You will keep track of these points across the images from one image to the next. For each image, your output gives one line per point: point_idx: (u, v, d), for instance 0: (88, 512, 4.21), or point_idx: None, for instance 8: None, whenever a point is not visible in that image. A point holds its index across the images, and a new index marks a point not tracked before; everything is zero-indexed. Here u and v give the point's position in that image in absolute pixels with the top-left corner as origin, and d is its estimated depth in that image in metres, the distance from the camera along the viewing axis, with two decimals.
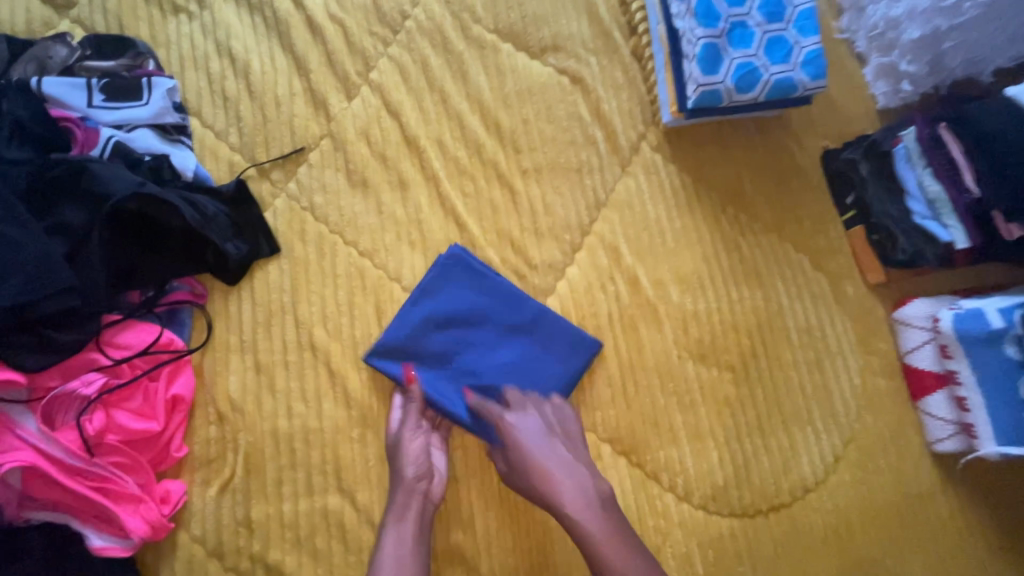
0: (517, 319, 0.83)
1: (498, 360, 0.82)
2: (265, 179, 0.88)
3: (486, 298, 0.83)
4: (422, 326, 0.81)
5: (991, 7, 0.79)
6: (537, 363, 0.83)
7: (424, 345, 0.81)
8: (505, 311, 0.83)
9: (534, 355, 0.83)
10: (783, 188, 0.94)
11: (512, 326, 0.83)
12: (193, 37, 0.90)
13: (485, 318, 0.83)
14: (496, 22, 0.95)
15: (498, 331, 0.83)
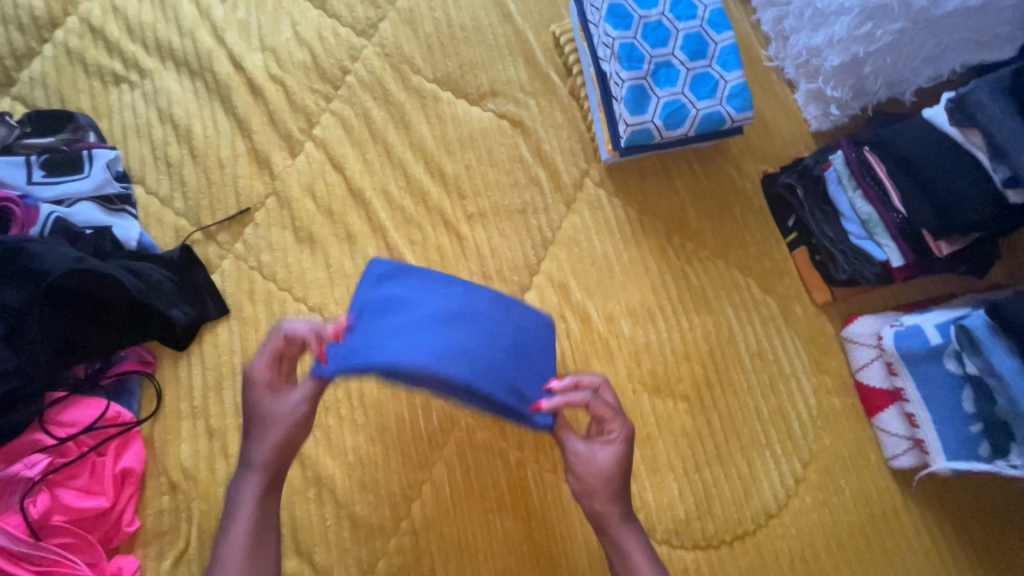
0: (446, 308, 0.64)
1: (454, 347, 0.60)
2: (212, 241, 0.88)
3: (407, 290, 0.67)
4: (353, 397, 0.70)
5: (901, 33, 0.82)
6: (503, 341, 0.64)
7: None
8: (435, 288, 0.67)
9: (498, 339, 0.64)
10: (726, 214, 0.96)
11: (448, 316, 0.63)
12: (135, 106, 0.92)
13: (402, 322, 0.63)
14: (435, 71, 0.98)
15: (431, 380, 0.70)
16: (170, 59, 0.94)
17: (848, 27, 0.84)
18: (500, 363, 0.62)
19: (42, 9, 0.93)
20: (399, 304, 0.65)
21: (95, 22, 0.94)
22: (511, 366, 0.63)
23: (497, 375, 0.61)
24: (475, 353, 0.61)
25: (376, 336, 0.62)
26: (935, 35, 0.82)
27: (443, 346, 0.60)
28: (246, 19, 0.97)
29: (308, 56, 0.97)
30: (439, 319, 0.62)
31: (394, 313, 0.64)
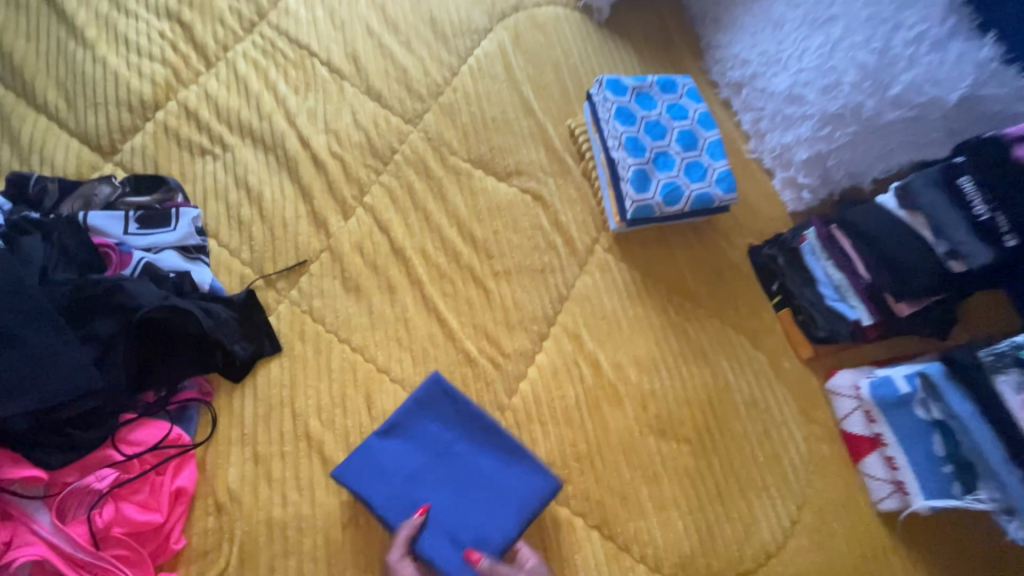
0: (457, 459, 0.86)
1: (442, 499, 0.83)
2: (272, 288, 1.01)
3: (441, 424, 0.88)
4: (381, 467, 0.84)
5: (856, 135, 1.00)
6: (487, 517, 0.82)
7: (382, 483, 0.83)
8: (465, 432, 0.88)
9: (486, 502, 0.83)
10: (718, 279, 1.10)
11: (457, 469, 0.85)
12: (216, 174, 1.08)
13: (417, 463, 0.85)
14: (469, 153, 1.16)
15: (436, 472, 0.85)
16: (249, 136, 1.12)
17: (812, 129, 1.04)
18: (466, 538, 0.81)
19: (148, 95, 1.12)
20: (426, 446, 0.86)
21: (190, 106, 1.13)
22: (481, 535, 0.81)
23: (464, 539, 0.81)
24: (449, 509, 0.83)
25: (395, 463, 0.84)
26: (885, 138, 1.00)
27: (429, 491, 0.84)
28: (314, 108, 1.17)
29: (364, 137, 1.15)
30: (449, 471, 0.85)
31: (422, 446, 0.86)
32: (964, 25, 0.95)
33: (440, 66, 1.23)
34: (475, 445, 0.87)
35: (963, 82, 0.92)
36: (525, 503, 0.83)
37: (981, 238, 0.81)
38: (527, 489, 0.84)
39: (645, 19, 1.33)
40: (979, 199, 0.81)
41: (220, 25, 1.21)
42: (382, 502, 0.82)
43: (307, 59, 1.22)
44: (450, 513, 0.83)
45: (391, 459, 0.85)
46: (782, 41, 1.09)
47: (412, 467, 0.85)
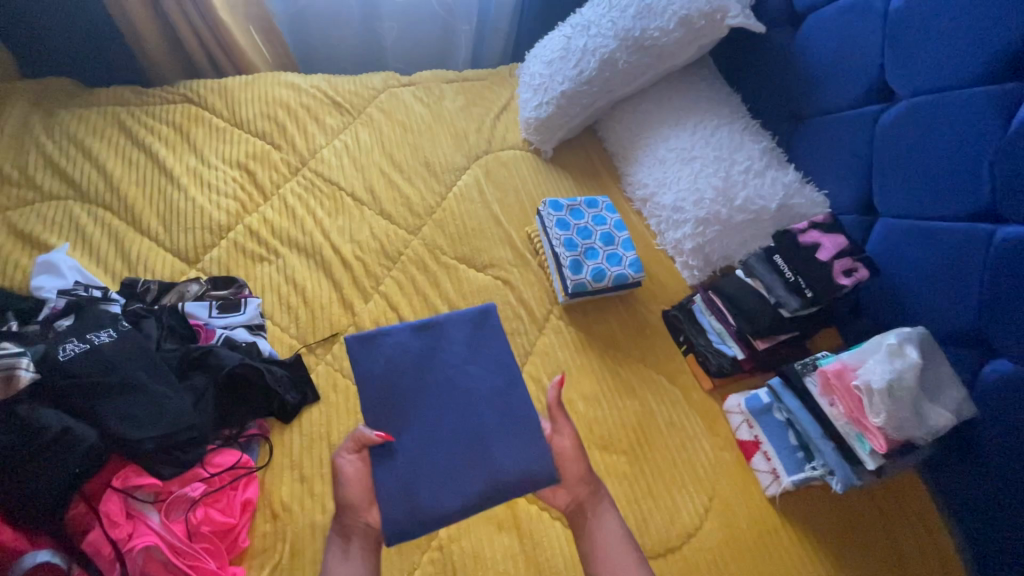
0: (464, 389, 1.15)
1: (432, 411, 1.12)
2: (313, 353, 1.37)
3: (461, 354, 1.19)
4: (392, 367, 1.15)
5: (720, 231, 1.48)
6: (457, 439, 1.10)
7: (386, 377, 1.13)
8: (478, 377, 1.17)
9: (460, 435, 1.10)
10: (641, 334, 1.49)
11: (454, 397, 1.14)
12: (271, 273, 1.49)
13: (418, 367, 1.16)
14: (456, 252, 1.60)
15: (438, 384, 1.15)
16: (295, 246, 1.55)
17: (691, 229, 1.51)
18: (435, 450, 1.08)
19: (223, 220, 1.56)
20: (433, 359, 1.18)
21: (253, 227, 1.56)
22: (441, 451, 1.08)
23: (431, 448, 1.08)
24: (431, 419, 1.11)
25: (407, 365, 1.16)
26: (738, 232, 1.47)
27: (424, 399, 1.13)
28: (343, 226, 1.62)
29: (379, 244, 1.59)
30: (442, 388, 1.14)
31: (433, 353, 1.18)
32: (773, 160, 1.49)
33: (433, 193, 1.72)
34: (479, 384, 1.16)
35: (777, 196, 1.43)
36: (505, 472, 1.08)
37: (792, 292, 1.23)
38: (511, 460, 1.09)
39: (578, 155, 1.87)
40: (787, 267, 1.25)
41: (275, 171, 1.70)
42: (377, 389, 1.12)
43: (337, 192, 1.69)
44: (430, 427, 1.10)
45: (402, 363, 1.16)
46: (666, 172, 1.59)
47: (418, 376, 1.15)
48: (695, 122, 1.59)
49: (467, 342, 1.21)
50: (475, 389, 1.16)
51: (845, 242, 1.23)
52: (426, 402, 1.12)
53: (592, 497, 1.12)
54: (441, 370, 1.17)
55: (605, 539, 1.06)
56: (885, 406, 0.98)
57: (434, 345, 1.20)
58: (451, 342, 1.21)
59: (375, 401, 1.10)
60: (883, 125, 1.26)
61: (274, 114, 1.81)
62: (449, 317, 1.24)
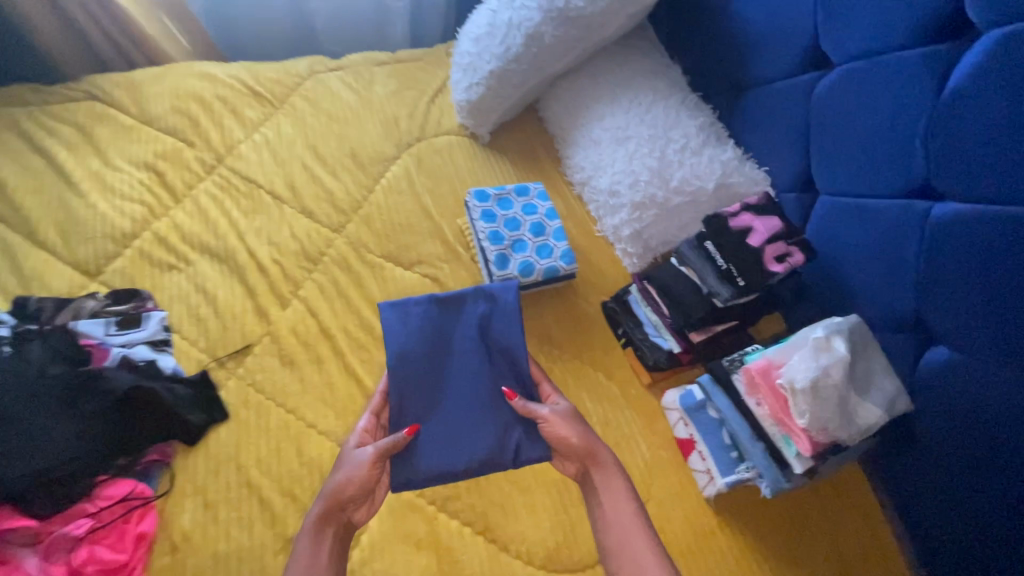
0: (481, 364, 1.18)
1: (451, 385, 1.16)
2: (223, 367, 1.28)
3: (483, 330, 1.21)
4: (417, 338, 1.17)
5: (657, 215, 1.38)
6: (468, 414, 1.14)
7: (411, 348, 1.16)
8: (495, 353, 1.20)
9: (471, 413, 1.14)
10: (578, 326, 1.40)
11: (469, 373, 1.17)
12: (181, 283, 1.39)
13: (439, 341, 1.19)
14: (382, 250, 1.50)
15: (458, 359, 1.18)
16: (208, 252, 1.45)
17: (628, 214, 1.41)
18: (447, 423, 1.13)
19: (128, 227, 1.45)
20: (455, 334, 1.20)
21: (161, 234, 1.46)
22: (452, 424, 1.13)
23: (443, 422, 1.13)
24: (448, 394, 1.15)
25: (430, 338, 1.18)
26: (677, 215, 1.38)
27: (444, 375, 1.16)
28: (260, 227, 1.51)
29: (299, 245, 1.49)
30: (460, 364, 1.18)
31: (456, 328, 1.20)
32: (712, 136, 1.39)
33: (360, 187, 1.61)
34: (495, 362, 1.19)
35: (715, 175, 1.34)
36: (509, 451, 1.12)
37: (724, 280, 1.13)
38: (516, 441, 1.13)
39: (517, 139, 1.75)
40: (718, 254, 1.14)
41: (187, 171, 1.58)
42: (402, 360, 1.15)
43: (256, 190, 1.58)
44: (448, 401, 1.15)
45: (424, 334, 1.18)
46: (602, 153, 1.48)
47: (441, 350, 1.18)
48: (630, 98, 1.48)
49: (488, 317, 1.22)
50: (492, 366, 1.18)
51: (779, 225, 1.15)
52: (444, 376, 1.16)
53: (600, 464, 1.07)
54: (461, 346, 1.19)
55: (615, 509, 1.04)
56: (809, 406, 0.90)
57: (456, 324, 1.21)
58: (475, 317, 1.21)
59: (400, 376, 1.14)
60: (820, 93, 1.16)
61: (187, 109, 1.68)
62: (470, 293, 1.23)
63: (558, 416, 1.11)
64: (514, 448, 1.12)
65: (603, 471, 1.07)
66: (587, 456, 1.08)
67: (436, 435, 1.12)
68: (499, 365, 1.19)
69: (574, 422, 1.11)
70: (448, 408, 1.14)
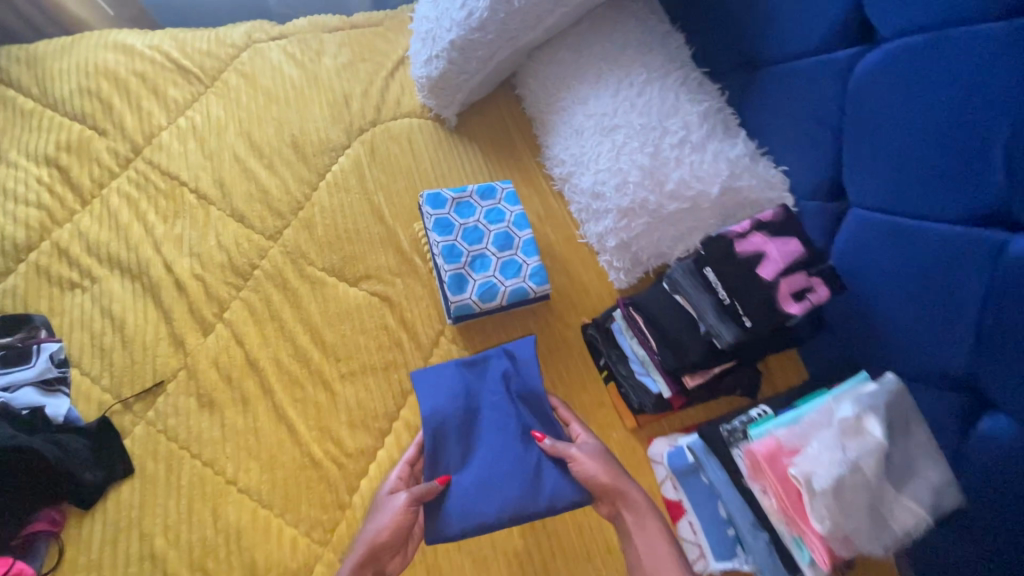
0: (518, 415, 1.05)
1: (489, 440, 1.02)
2: (130, 410, 1.09)
3: (519, 378, 1.08)
4: (449, 392, 1.06)
5: (648, 224, 1.14)
6: (507, 467, 0.99)
7: (444, 404, 1.04)
8: (534, 404, 1.07)
9: (511, 467, 0.99)
10: (554, 356, 1.18)
11: (506, 426, 1.04)
12: (84, 305, 1.18)
13: (471, 393, 1.07)
14: (324, 262, 1.27)
15: (494, 412, 1.05)
16: (117, 267, 1.23)
17: (613, 221, 1.16)
18: (487, 478, 0.98)
19: (23, 238, 1.23)
20: (489, 386, 1.08)
21: (62, 244, 1.24)
22: (490, 480, 0.98)
23: (480, 479, 0.98)
24: (486, 449, 1.02)
25: (462, 390, 1.06)
26: (673, 224, 1.13)
27: (479, 430, 1.04)
28: (181, 235, 1.28)
29: (226, 257, 1.26)
30: (495, 417, 1.05)
31: (491, 381, 1.08)
32: (719, 126, 1.12)
33: (301, 185, 1.37)
34: (535, 413, 1.06)
35: (720, 176, 1.07)
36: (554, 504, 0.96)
37: (726, 319, 0.90)
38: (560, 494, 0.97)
39: (489, 121, 1.48)
40: (721, 284, 0.91)
41: (96, 165, 1.34)
42: (435, 416, 1.03)
43: (178, 188, 1.34)
44: (488, 455, 1.01)
45: (457, 388, 1.07)
46: (584, 145, 1.22)
47: (478, 402, 1.06)
48: (619, 76, 1.20)
49: (517, 369, 1.09)
50: (530, 415, 1.05)
51: (799, 249, 0.90)
52: (480, 430, 1.04)
53: (630, 504, 0.91)
54: (496, 398, 1.07)
55: (653, 556, 0.87)
56: (830, 512, 0.69)
57: (486, 380, 1.09)
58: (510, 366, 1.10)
59: (435, 436, 1.01)
60: (859, 76, 0.90)
61: (97, 89, 1.42)
62: (499, 349, 1.12)
63: (588, 452, 0.97)
64: (560, 501, 0.96)
65: (627, 512, 0.90)
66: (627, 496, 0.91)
67: (475, 492, 0.97)
68: (538, 416, 1.06)
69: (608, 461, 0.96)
70: (485, 463, 1.00)
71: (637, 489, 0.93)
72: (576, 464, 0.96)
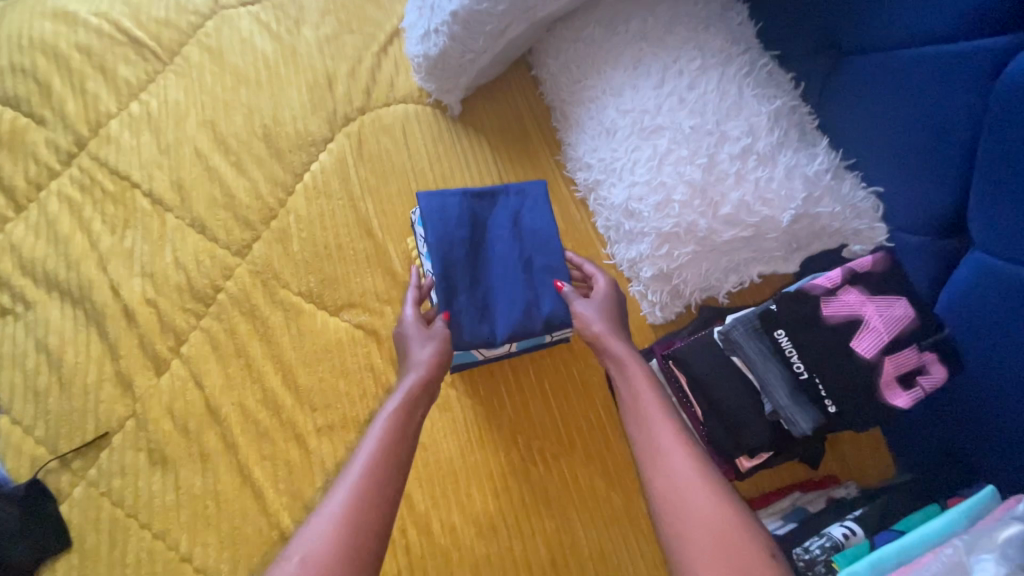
0: (527, 243, 0.97)
1: (499, 268, 0.96)
2: (67, 468, 0.93)
3: (531, 212, 0.99)
4: (458, 221, 0.95)
5: (695, 253, 0.92)
6: (517, 296, 0.94)
7: (453, 233, 0.94)
8: (542, 236, 0.98)
9: (520, 297, 0.94)
10: (572, 409, 1.00)
11: (515, 260, 0.96)
12: (16, 336, 1.00)
13: (481, 225, 0.97)
14: (300, 285, 1.07)
15: (505, 242, 0.97)
16: (55, 289, 1.04)
17: (650, 247, 0.94)
18: (495, 304, 0.94)
19: None
20: (499, 216, 0.98)
21: None
22: (500, 308, 0.94)
23: (486, 308, 0.94)
24: (495, 279, 0.95)
25: (471, 221, 0.96)
26: (726, 253, 0.91)
27: (486, 259, 0.96)
28: (132, 249, 1.08)
29: (183, 277, 1.06)
30: (505, 247, 0.97)
31: (502, 213, 0.98)
32: (794, 130, 0.90)
33: (274, 187, 1.15)
34: (546, 241, 0.98)
35: (793, 200, 0.86)
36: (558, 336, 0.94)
37: (801, 399, 0.70)
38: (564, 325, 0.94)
39: (500, 108, 1.24)
40: (797, 354, 0.70)
41: (32, 162, 1.13)
42: (441, 239, 0.93)
43: (128, 190, 1.13)
44: (498, 285, 0.95)
45: (467, 215, 0.96)
46: (616, 148, 0.98)
47: (489, 225, 0.98)
48: (666, 60, 0.96)
49: (529, 207, 1.00)
50: (541, 248, 0.97)
51: (908, 313, 0.68)
52: (490, 257, 0.96)
53: (612, 353, 0.83)
54: (507, 227, 0.98)
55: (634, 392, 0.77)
56: None
57: (496, 214, 0.98)
58: (524, 207, 0.99)
59: (445, 274, 0.93)
60: (1014, 74, 0.64)
61: (32, 68, 1.19)
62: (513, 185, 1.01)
63: (599, 303, 0.89)
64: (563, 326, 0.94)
65: (621, 367, 0.81)
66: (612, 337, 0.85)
67: (484, 323, 0.93)
68: (548, 247, 0.97)
69: (614, 313, 0.90)
70: (492, 290, 0.95)
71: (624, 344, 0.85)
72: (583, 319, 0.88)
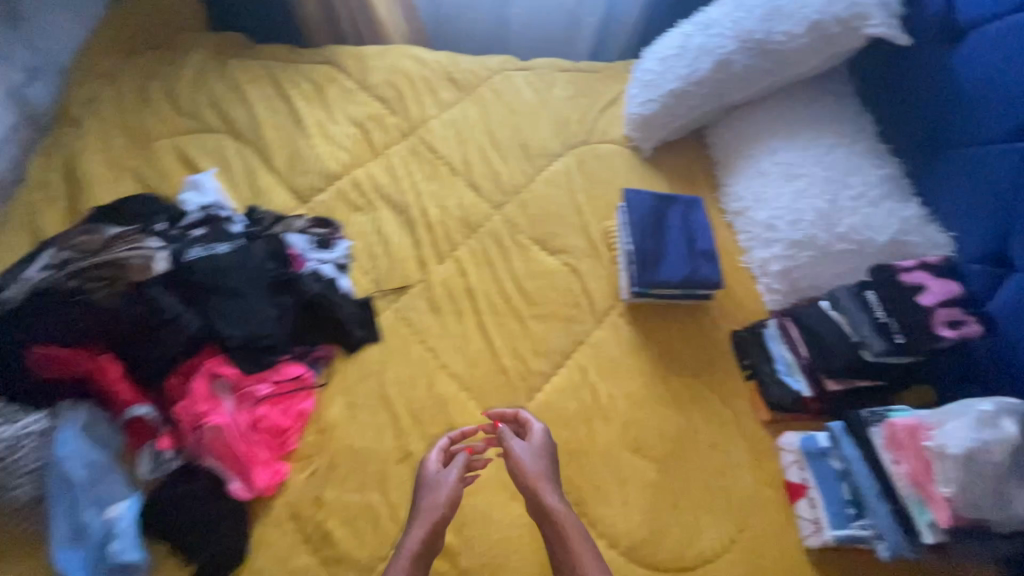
0: (689, 230, 1.48)
1: (670, 241, 1.46)
2: (383, 299, 1.50)
3: (693, 214, 1.51)
4: (648, 210, 1.48)
5: (813, 257, 1.36)
6: (681, 261, 1.44)
7: (643, 216, 1.47)
8: (700, 228, 1.49)
9: (684, 261, 1.43)
10: (705, 347, 1.42)
11: (680, 237, 1.47)
12: (365, 222, 1.64)
13: (660, 215, 1.49)
14: (532, 233, 1.64)
15: (674, 227, 1.48)
16: (390, 202, 1.69)
17: (781, 250, 1.41)
18: (667, 262, 1.44)
19: (334, 170, 1.74)
20: (672, 213, 1.50)
21: (357, 179, 1.73)
22: (670, 265, 1.43)
23: (661, 263, 1.43)
24: (668, 247, 1.45)
25: (655, 211, 1.49)
26: (837, 262, 1.34)
27: (662, 236, 1.47)
28: (434, 191, 1.72)
29: (462, 213, 1.67)
30: (675, 230, 1.48)
31: (673, 211, 1.50)
32: (896, 190, 1.36)
33: (523, 175, 1.77)
34: (703, 232, 1.48)
35: (890, 229, 1.31)
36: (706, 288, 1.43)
37: (880, 334, 1.14)
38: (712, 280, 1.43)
39: (678, 157, 1.79)
40: (882, 307, 1.16)
41: (386, 132, 1.84)
42: (636, 218, 1.47)
43: (436, 159, 1.80)
44: (670, 250, 1.45)
45: (653, 208, 1.49)
46: (766, 186, 1.48)
47: (668, 215, 1.50)
48: (810, 137, 1.48)
49: (693, 212, 1.52)
50: (698, 234, 1.48)
51: (957, 291, 1.15)
52: (665, 234, 1.47)
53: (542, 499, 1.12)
54: (677, 219, 1.49)
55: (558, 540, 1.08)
56: (956, 475, 1.03)
57: (673, 210, 1.50)
58: (689, 209, 1.51)
59: (637, 232, 1.45)
60: None
61: (395, 81, 1.96)
62: (682, 198, 1.53)
63: (530, 449, 1.19)
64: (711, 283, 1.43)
65: (546, 512, 1.11)
66: (537, 482, 1.15)
67: (659, 273, 1.42)
68: (704, 234, 1.48)
69: (545, 451, 1.20)
70: (664, 253, 1.44)
71: (554, 493, 1.13)
72: (520, 463, 1.16)
